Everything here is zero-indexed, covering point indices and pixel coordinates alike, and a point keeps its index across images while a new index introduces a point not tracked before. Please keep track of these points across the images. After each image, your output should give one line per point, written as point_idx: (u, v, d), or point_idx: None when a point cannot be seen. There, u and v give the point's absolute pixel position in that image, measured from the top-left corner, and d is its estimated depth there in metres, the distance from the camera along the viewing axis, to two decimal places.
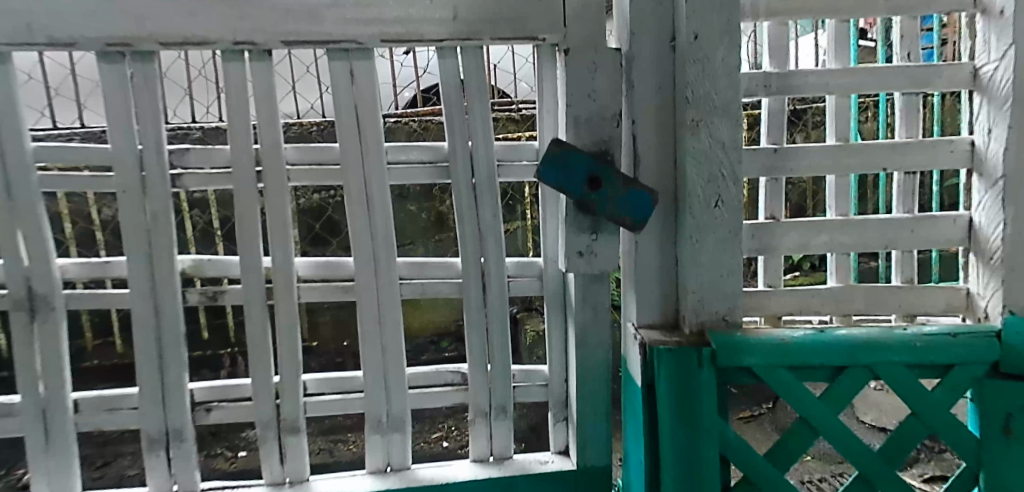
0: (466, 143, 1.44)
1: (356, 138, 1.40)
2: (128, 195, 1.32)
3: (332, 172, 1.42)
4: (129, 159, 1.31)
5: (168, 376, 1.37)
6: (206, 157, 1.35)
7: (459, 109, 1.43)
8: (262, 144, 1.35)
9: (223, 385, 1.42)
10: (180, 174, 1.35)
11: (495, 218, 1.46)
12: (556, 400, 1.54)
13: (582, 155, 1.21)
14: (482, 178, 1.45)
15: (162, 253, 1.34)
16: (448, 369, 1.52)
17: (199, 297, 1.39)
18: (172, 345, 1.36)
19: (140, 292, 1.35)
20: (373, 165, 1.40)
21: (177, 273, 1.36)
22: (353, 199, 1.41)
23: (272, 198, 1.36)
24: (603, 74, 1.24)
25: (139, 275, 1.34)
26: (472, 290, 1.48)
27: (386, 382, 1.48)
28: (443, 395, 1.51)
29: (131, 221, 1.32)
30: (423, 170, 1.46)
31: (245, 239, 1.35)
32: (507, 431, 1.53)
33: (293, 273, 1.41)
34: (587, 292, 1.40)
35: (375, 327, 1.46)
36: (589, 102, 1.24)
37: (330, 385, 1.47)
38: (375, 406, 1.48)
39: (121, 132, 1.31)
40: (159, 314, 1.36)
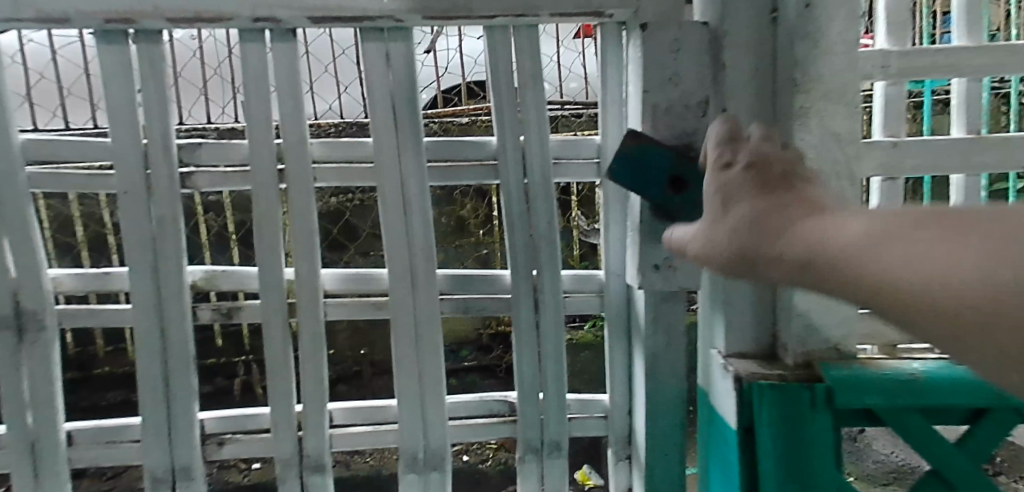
0: (517, 138, 1.25)
1: (391, 133, 1.21)
2: (132, 196, 1.13)
3: (365, 172, 1.23)
4: (130, 154, 1.12)
5: (174, 406, 1.19)
6: (220, 153, 1.17)
7: (509, 101, 1.24)
8: (284, 138, 1.16)
9: (238, 416, 1.24)
10: (191, 172, 1.17)
11: (549, 224, 1.27)
12: (618, 435, 1.36)
13: (665, 151, 1.02)
14: (537, 179, 1.26)
15: (169, 264, 1.15)
16: (493, 399, 1.34)
17: (212, 315, 1.20)
18: (178, 371, 1.18)
19: (142, 309, 1.16)
20: (412, 163, 1.22)
21: (186, 288, 1.17)
22: (387, 202, 1.22)
23: (295, 201, 1.17)
24: (688, 54, 1.04)
25: (142, 290, 1.15)
26: (522, 308, 1.29)
27: (424, 413, 1.29)
28: (488, 428, 1.34)
29: (133, 228, 1.13)
30: (469, 169, 1.28)
31: (264, 247, 1.16)
32: (561, 470, 1.35)
33: (319, 287, 1.21)
34: (658, 312, 1.20)
35: (411, 352, 1.27)
36: (671, 88, 1.04)
37: (362, 416, 1.30)
38: (410, 442, 1.29)
39: (123, 124, 1.12)
40: (165, 335, 1.17)
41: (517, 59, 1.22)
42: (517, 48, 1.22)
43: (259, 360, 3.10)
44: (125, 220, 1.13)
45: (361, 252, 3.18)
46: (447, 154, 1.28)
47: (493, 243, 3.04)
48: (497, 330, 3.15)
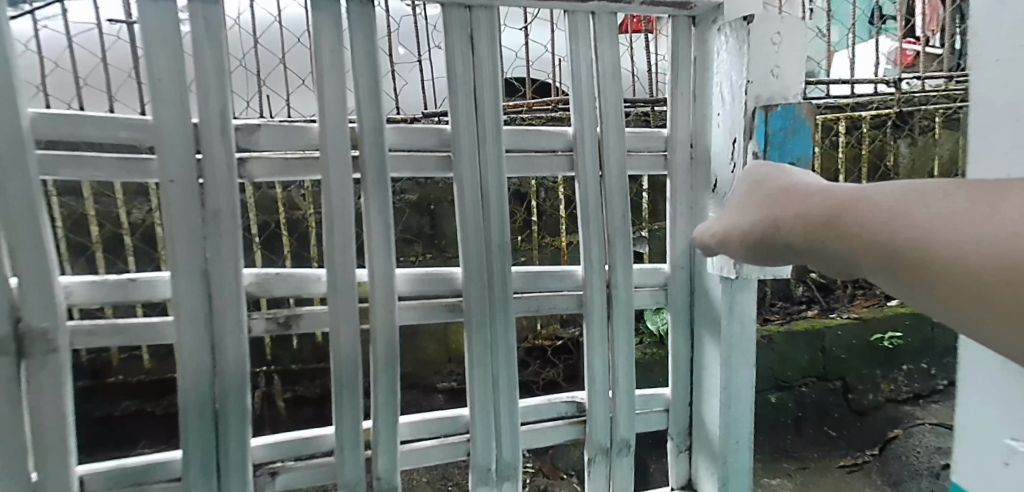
0: (594, 129, 1.10)
1: (472, 117, 1.03)
2: (180, 186, 0.93)
3: (438, 161, 1.04)
4: (178, 136, 0.92)
5: (224, 436, 0.99)
6: (284, 137, 0.98)
7: (589, 94, 1.09)
8: (358, 120, 0.98)
9: (292, 440, 1.03)
10: (247, 158, 0.97)
11: (624, 218, 1.12)
12: (680, 428, 1.24)
13: (807, 141, 1.05)
14: (614, 172, 1.11)
15: (224, 266, 0.96)
16: (562, 400, 1.16)
17: (267, 325, 1.00)
18: (231, 393, 0.99)
19: (189, 320, 0.96)
20: (492, 150, 1.04)
21: (243, 297, 0.98)
22: (465, 198, 1.04)
23: (371, 194, 0.99)
24: (784, 49, 1.08)
25: (188, 296, 0.95)
26: (597, 306, 1.12)
27: (498, 423, 1.10)
28: (557, 432, 1.15)
29: (180, 222, 0.94)
30: (544, 160, 1.10)
31: (337, 242, 0.99)
32: (630, 469, 1.19)
33: (393, 290, 1.02)
34: (734, 299, 1.13)
35: (486, 357, 1.07)
36: (772, 79, 1.07)
37: (431, 429, 1.09)
38: (481, 453, 1.09)
39: (169, 100, 0.92)
40: (217, 351, 0.98)
41: (599, 47, 1.09)
42: (598, 35, 1.09)
43: (282, 370, 2.86)
44: (166, 214, 0.93)
45: None
46: (522, 141, 1.09)
47: (532, 250, 2.81)
48: (533, 344, 2.96)
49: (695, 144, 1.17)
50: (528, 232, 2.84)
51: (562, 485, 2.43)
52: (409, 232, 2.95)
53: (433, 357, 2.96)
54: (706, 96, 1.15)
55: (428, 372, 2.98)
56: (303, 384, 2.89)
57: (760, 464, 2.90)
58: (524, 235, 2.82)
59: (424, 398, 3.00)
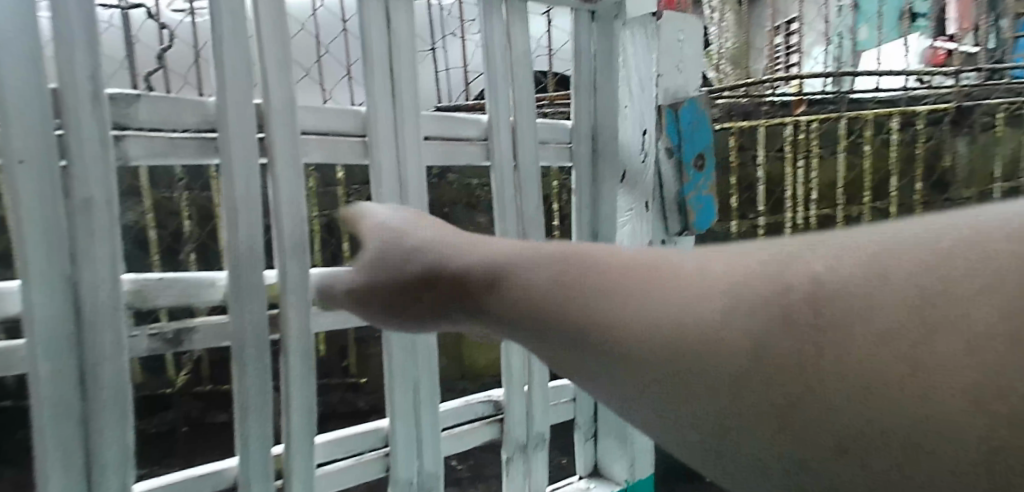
0: (509, 117, 1.07)
1: (388, 98, 0.90)
2: (34, 169, 0.72)
3: (351, 146, 0.88)
4: (31, 104, 0.72)
5: (99, 489, 0.79)
6: (173, 111, 0.80)
7: (505, 82, 1.05)
8: (264, 98, 0.79)
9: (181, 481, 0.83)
10: (123, 136, 0.78)
11: (539, 206, 1.11)
12: (585, 416, 1.28)
13: (705, 132, 1.23)
14: (528, 161, 1.10)
15: (102, 271, 0.77)
16: (479, 400, 1.09)
17: (149, 344, 0.81)
18: (109, 432, 0.78)
19: (49, 344, 0.74)
20: (411, 136, 0.92)
21: (124, 311, 0.79)
22: (382, 189, 0.89)
23: (283, 185, 0.80)
24: (675, 53, 1.22)
25: (45, 311, 0.74)
26: None
27: (416, 432, 0.97)
28: (474, 435, 1.08)
29: (39, 217, 0.73)
30: (464, 148, 1.03)
31: (241, 242, 0.78)
32: (545, 465, 1.17)
33: (311, 293, 0.84)
34: None
35: (406, 363, 0.94)
36: (677, 73, 1.22)
37: (346, 447, 0.92)
38: (403, 466, 0.96)
39: (20, 57, 0.71)
40: (87, 382, 0.77)
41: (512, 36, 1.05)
42: (511, 22, 1.05)
43: None
44: (17, 204, 0.72)
45: None
46: (440, 129, 1.00)
47: None
48: None
49: (594, 136, 1.22)
50: None
51: None
52: None
53: None
54: (605, 91, 1.22)
55: None
56: None
57: None
58: None
59: None
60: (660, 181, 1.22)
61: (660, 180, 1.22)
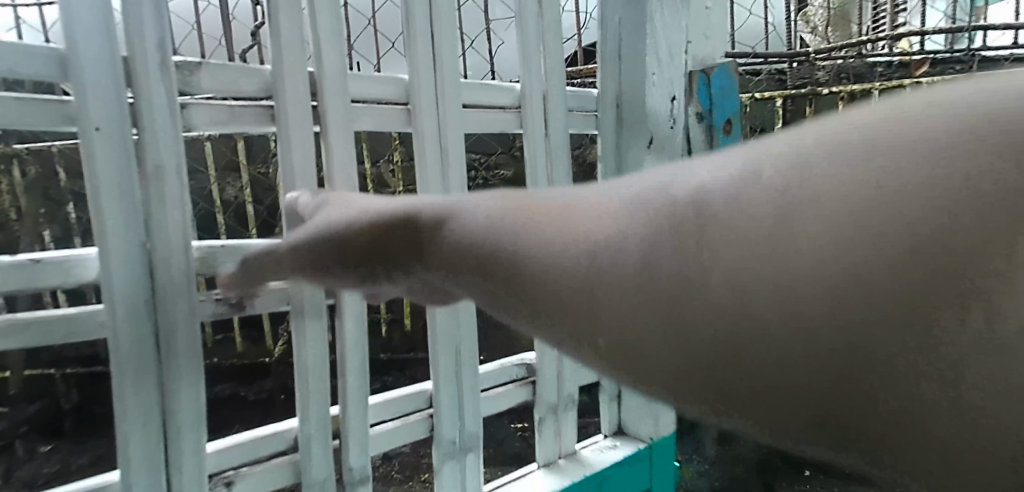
0: (540, 85, 1.08)
1: (431, 64, 0.90)
2: (108, 138, 0.75)
3: (392, 112, 0.87)
4: (105, 74, 0.74)
5: (174, 448, 0.80)
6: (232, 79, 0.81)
7: (535, 51, 1.06)
8: (317, 64, 0.78)
9: (248, 439, 0.88)
10: (189, 105, 0.80)
11: (568, 177, 1.13)
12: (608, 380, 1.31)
13: (738, 98, 1.22)
14: (557, 130, 1.10)
15: (173, 235, 0.79)
16: (513, 362, 1.12)
17: (214, 309, 0.83)
18: (182, 393, 0.80)
19: (126, 306, 0.76)
20: (454, 104, 0.92)
21: (193, 274, 0.81)
22: (425, 157, 0.89)
23: (335, 155, 0.80)
24: (699, 25, 1.20)
25: (121, 273, 0.76)
26: None
27: (460, 394, 1.00)
28: (508, 396, 1.11)
29: (115, 183, 0.75)
30: (498, 117, 1.03)
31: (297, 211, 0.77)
32: (574, 424, 1.22)
33: None
34: None
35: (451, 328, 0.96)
36: (705, 38, 1.21)
37: (395, 407, 0.94)
38: (446, 425, 0.98)
39: (93, 28, 0.73)
40: (161, 344, 0.79)
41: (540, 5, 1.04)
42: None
43: None
44: (94, 171, 0.74)
45: None
46: (480, 96, 1.01)
47: None
48: None
49: (619, 105, 1.21)
50: None
51: None
52: None
53: None
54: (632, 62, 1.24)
55: None
56: None
57: None
58: None
59: None
60: (691, 142, 1.21)
61: (690, 143, 1.21)
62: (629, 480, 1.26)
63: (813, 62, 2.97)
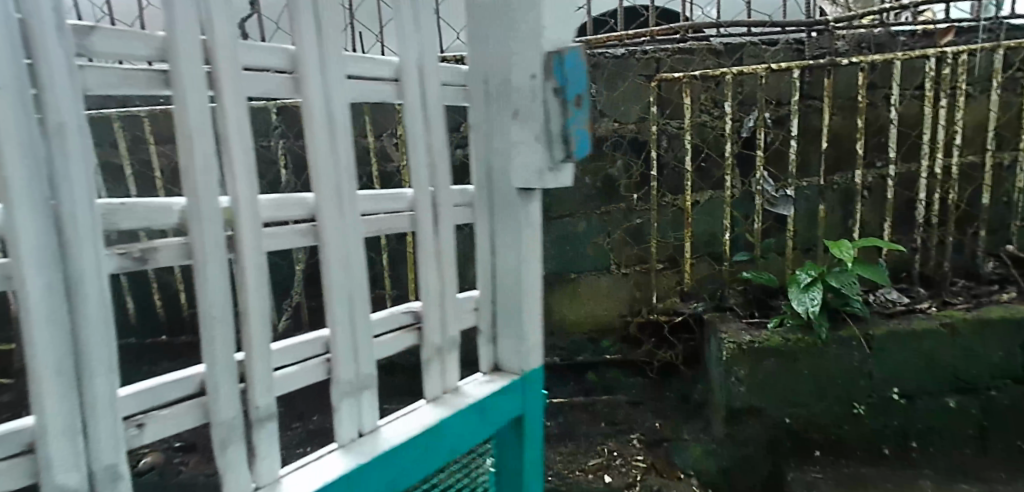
0: (416, 58, 1.27)
1: (316, 41, 1.09)
2: (9, 98, 0.80)
3: (280, 79, 1.07)
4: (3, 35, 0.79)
5: (88, 390, 0.88)
6: (128, 43, 0.90)
7: (413, 30, 1.25)
8: (210, 36, 0.97)
9: (158, 385, 0.96)
10: (86, 67, 0.87)
11: (445, 143, 1.34)
12: (487, 326, 1.48)
13: (585, 77, 1.37)
14: (434, 100, 1.31)
15: (78, 192, 0.85)
16: (403, 311, 1.30)
17: (119, 263, 0.90)
18: (94, 338, 0.88)
19: (32, 257, 0.82)
20: (336, 76, 1.13)
21: (99, 230, 0.88)
22: (313, 121, 1.10)
23: (230, 118, 1.00)
24: (550, 12, 1.33)
25: (29, 228, 0.82)
26: (425, 220, 1.31)
27: (354, 340, 1.18)
28: (396, 341, 1.29)
29: (16, 142, 0.80)
30: (381, 88, 1.23)
31: (200, 171, 0.96)
32: (456, 361, 1.40)
33: (259, 212, 1.04)
34: (508, 206, 1.42)
35: (342, 275, 1.15)
36: (561, 27, 1.35)
37: (294, 354, 1.12)
38: (344, 368, 1.17)
39: None
40: (72, 294, 0.85)
41: None
42: None
43: None
44: None
45: None
46: (365, 70, 1.20)
47: (649, 210, 2.84)
48: (646, 319, 2.93)
49: (486, 80, 1.39)
50: (645, 191, 2.86)
51: (676, 485, 2.57)
52: None
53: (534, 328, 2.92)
54: (491, 38, 1.37)
55: None
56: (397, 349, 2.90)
57: (931, 482, 2.49)
58: (639, 193, 2.84)
59: None
60: (548, 116, 1.33)
61: (548, 118, 1.33)
62: (501, 409, 1.44)
63: (833, 31, 2.85)
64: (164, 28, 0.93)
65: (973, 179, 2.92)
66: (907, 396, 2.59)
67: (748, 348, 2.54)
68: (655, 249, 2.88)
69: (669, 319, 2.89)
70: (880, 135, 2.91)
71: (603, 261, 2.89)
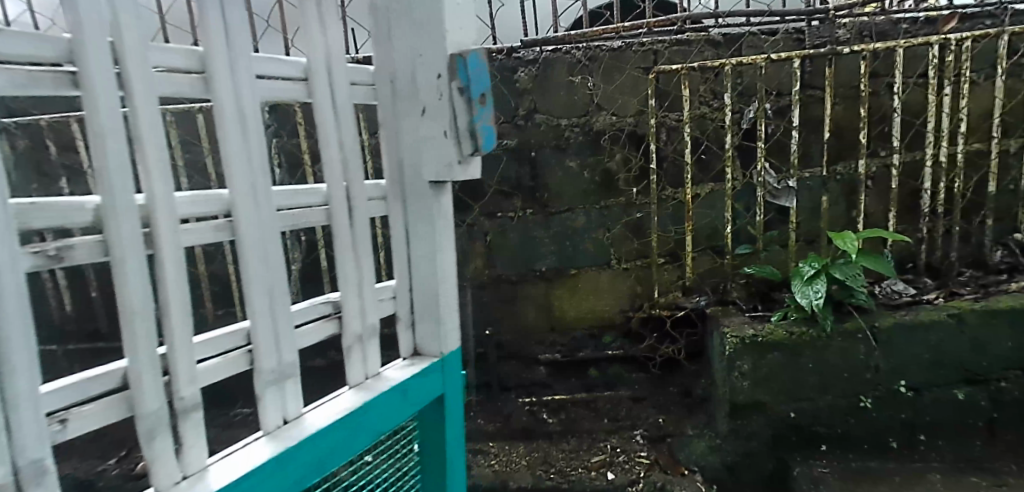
0: (322, 57, 1.38)
1: (224, 43, 1.19)
2: None
3: (190, 79, 1.16)
4: None
5: (8, 379, 0.95)
6: (38, 49, 0.99)
7: (318, 32, 1.36)
8: (118, 39, 1.05)
9: (80, 379, 1.04)
10: None
11: (355, 136, 1.44)
12: (404, 310, 1.59)
13: (489, 77, 1.50)
14: (342, 98, 1.42)
15: None
16: (323, 302, 1.40)
17: (33, 261, 0.98)
18: (12, 331, 0.95)
19: None
20: (244, 78, 1.23)
21: (15, 231, 0.96)
22: (225, 118, 1.20)
23: (142, 119, 1.08)
24: (451, 19, 1.46)
25: None
26: (340, 213, 1.41)
27: (274, 331, 1.28)
28: (317, 330, 1.38)
29: None
30: (289, 87, 1.33)
31: (115, 171, 1.04)
32: (377, 350, 1.50)
33: (174, 211, 1.13)
34: (421, 196, 1.54)
35: (259, 267, 1.25)
36: (461, 34, 1.49)
37: (215, 344, 1.20)
38: (265, 353, 1.26)
39: None
40: None
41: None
42: None
43: None
44: None
45: (487, 212, 2.84)
46: (271, 71, 1.29)
47: (649, 204, 2.80)
48: (648, 314, 2.88)
49: (393, 81, 1.52)
50: (644, 184, 2.82)
51: (682, 482, 2.52)
52: (507, 184, 2.81)
53: (534, 325, 2.91)
54: (399, 42, 1.50)
55: (529, 343, 2.93)
56: None
57: (937, 477, 2.47)
58: (639, 187, 2.80)
59: (525, 371, 2.95)
60: (455, 113, 1.47)
61: (455, 114, 1.47)
62: (424, 390, 1.56)
63: (834, 19, 2.80)
64: (71, 33, 1.01)
65: (980, 167, 2.86)
66: (915, 389, 2.54)
67: (750, 342, 2.51)
68: (656, 243, 2.85)
69: (670, 313, 2.83)
70: (883, 125, 2.85)
71: (604, 256, 2.86)
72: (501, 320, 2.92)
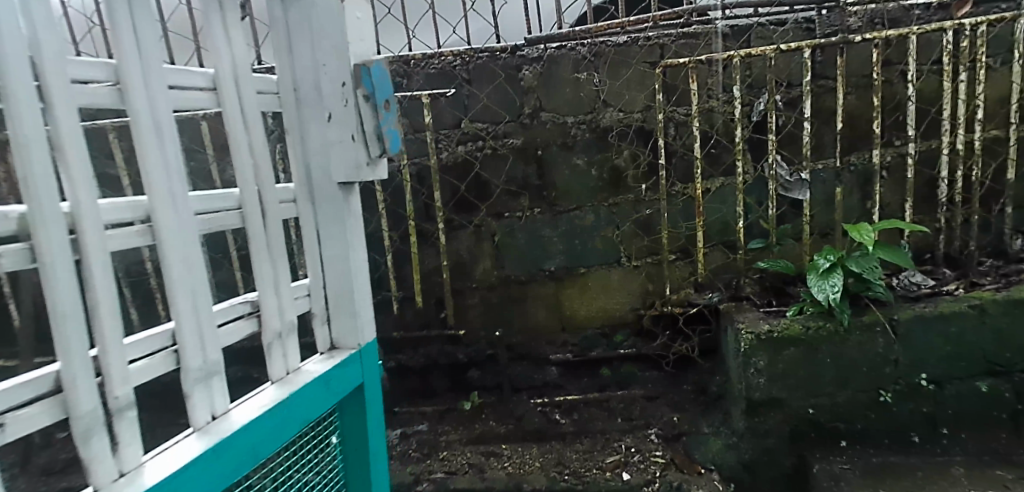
0: (227, 65, 1.38)
1: (136, 52, 1.19)
2: None
3: (105, 90, 1.16)
4: None
5: None
6: None
7: (223, 40, 1.36)
8: (37, 50, 1.06)
9: (11, 386, 1.04)
10: None
11: (264, 141, 1.44)
12: (319, 307, 1.58)
13: (390, 85, 1.54)
14: (250, 105, 1.42)
15: None
16: (240, 302, 1.39)
17: None
18: None
19: None
20: (159, 88, 1.23)
21: None
22: (142, 127, 1.20)
23: (64, 127, 1.08)
24: (352, 28, 1.49)
25: None
26: (254, 216, 1.41)
27: (200, 331, 1.28)
28: (239, 329, 1.38)
29: None
30: (198, 95, 1.32)
31: (41, 177, 1.05)
32: (297, 347, 1.50)
33: (100, 217, 1.13)
34: (337, 198, 1.55)
35: (184, 272, 1.25)
36: (360, 42, 1.52)
37: (144, 346, 1.20)
38: (191, 354, 1.26)
39: None
40: None
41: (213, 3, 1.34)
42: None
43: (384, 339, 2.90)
44: None
45: (495, 212, 2.82)
46: (180, 79, 1.29)
47: (658, 201, 2.77)
48: (660, 312, 2.86)
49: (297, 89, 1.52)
50: (653, 181, 2.78)
51: (698, 482, 2.47)
52: (514, 184, 2.79)
53: (545, 324, 2.90)
54: (298, 51, 1.51)
55: (539, 343, 2.92)
56: (405, 352, 2.91)
57: (961, 471, 2.39)
58: (647, 184, 2.77)
59: (536, 372, 2.93)
60: (361, 119, 1.50)
61: (362, 119, 1.50)
62: (341, 381, 1.56)
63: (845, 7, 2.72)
64: None
65: (997, 153, 2.80)
66: (936, 382, 2.49)
67: (767, 339, 2.46)
68: (666, 241, 2.81)
69: (683, 311, 2.81)
70: (897, 114, 2.79)
71: (614, 253, 2.83)
72: (509, 321, 2.90)
